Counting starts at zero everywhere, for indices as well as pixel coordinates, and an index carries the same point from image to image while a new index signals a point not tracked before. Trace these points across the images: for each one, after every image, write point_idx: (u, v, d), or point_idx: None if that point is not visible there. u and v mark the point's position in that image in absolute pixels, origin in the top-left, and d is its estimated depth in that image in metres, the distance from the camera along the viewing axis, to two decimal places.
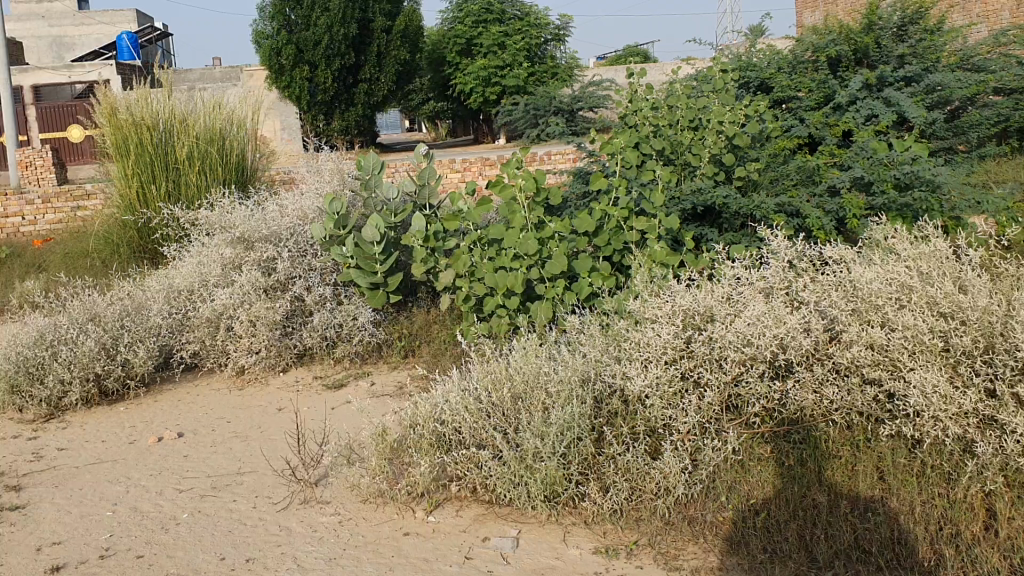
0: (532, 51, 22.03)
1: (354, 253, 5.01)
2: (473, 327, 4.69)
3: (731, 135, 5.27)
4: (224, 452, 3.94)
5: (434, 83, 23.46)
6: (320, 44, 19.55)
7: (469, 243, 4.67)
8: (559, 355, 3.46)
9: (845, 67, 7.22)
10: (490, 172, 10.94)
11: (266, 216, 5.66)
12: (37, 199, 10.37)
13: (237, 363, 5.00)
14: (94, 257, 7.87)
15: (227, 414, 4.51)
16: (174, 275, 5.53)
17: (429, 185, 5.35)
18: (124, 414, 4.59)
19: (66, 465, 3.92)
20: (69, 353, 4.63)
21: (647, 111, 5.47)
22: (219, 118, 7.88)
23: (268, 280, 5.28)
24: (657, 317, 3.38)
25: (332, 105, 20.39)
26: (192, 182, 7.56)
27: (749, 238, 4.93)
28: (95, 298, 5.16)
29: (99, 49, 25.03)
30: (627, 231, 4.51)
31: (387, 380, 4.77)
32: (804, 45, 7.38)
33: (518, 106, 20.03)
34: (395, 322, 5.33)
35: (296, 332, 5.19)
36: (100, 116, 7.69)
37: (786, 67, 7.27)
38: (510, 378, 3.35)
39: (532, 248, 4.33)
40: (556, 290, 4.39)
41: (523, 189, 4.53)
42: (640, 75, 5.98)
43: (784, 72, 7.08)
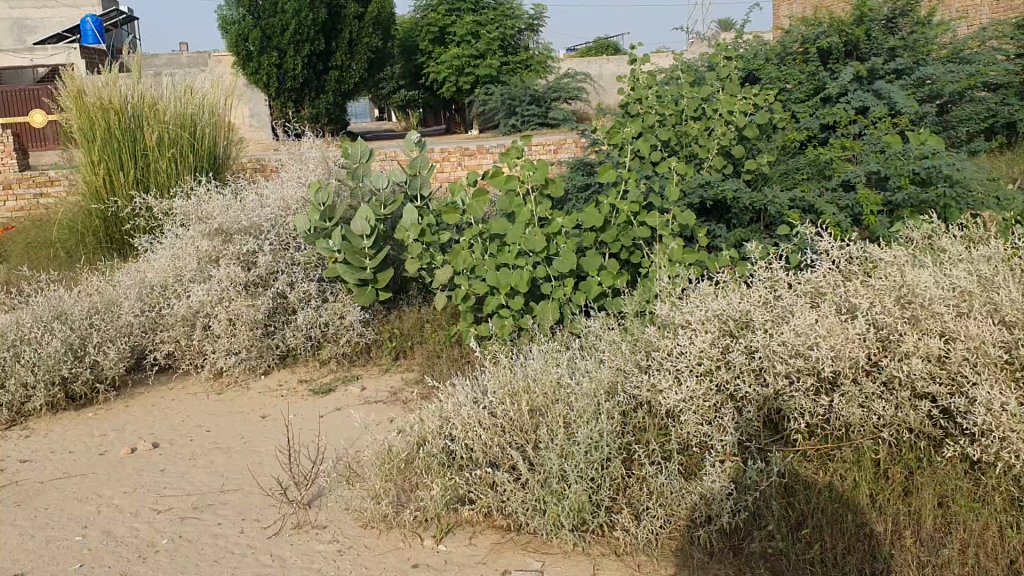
0: (507, 41, 21.68)
1: (343, 247, 4.67)
2: (471, 329, 4.37)
3: (741, 126, 5.00)
4: (204, 466, 3.61)
5: (407, 71, 23.05)
6: (288, 30, 19.00)
7: (470, 238, 4.35)
8: (578, 363, 3.16)
9: (835, 60, 6.71)
10: (469, 162, 10.61)
11: (246, 207, 5.30)
12: None
13: (216, 364, 4.65)
14: (59, 247, 7.46)
15: (206, 422, 4.17)
16: (146, 269, 5.16)
17: (422, 175, 5.05)
18: (93, 421, 4.23)
19: (30, 479, 3.56)
20: (32, 354, 4.26)
21: (652, 100, 5.23)
22: (190, 105, 7.49)
23: (248, 275, 4.92)
24: (689, 323, 3.10)
25: (302, 93, 19.92)
26: (162, 169, 7.17)
27: (761, 236, 4.66)
28: (60, 294, 4.77)
29: (62, 32, 24.33)
30: (638, 227, 4.19)
31: (379, 384, 4.45)
32: (794, 35, 7.05)
33: (494, 96, 19.68)
34: (385, 320, 5.00)
35: (278, 331, 4.84)
36: (64, 99, 7.27)
37: (775, 59, 6.94)
38: (527, 389, 3.05)
39: (540, 244, 4.02)
40: (563, 290, 4.08)
41: (530, 182, 4.23)
42: (642, 62, 5.69)
43: (774, 64, 6.88)
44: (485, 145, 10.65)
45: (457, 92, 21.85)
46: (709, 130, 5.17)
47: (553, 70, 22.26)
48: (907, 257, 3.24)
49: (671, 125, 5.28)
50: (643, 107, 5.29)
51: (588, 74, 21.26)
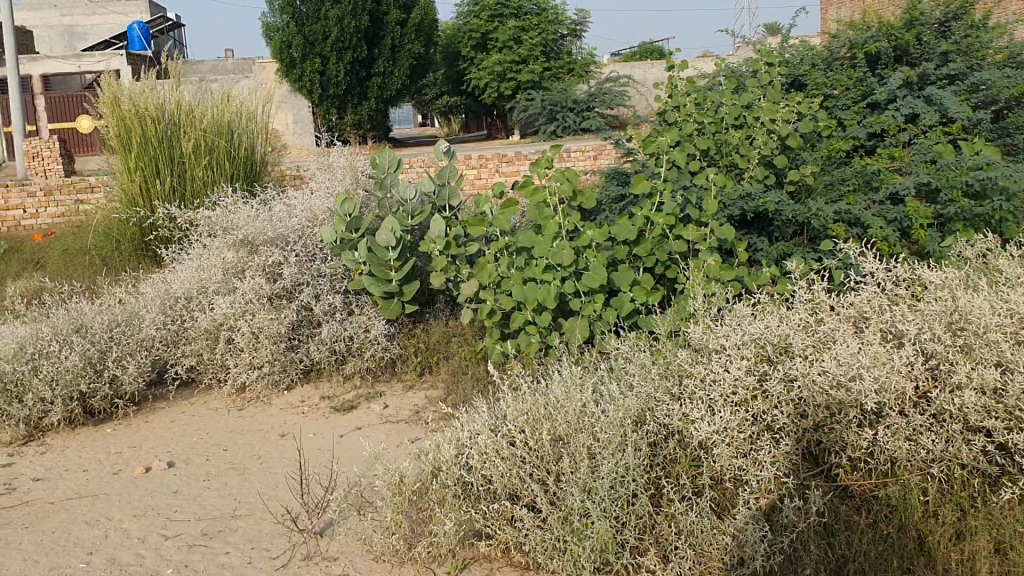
0: (549, 46, 21.51)
1: (368, 259, 4.53)
2: (497, 346, 4.20)
3: (783, 136, 4.79)
4: (217, 489, 3.48)
5: (449, 77, 22.98)
6: (330, 37, 19.05)
7: (496, 251, 4.19)
8: (606, 388, 2.98)
9: (883, 65, 6.40)
10: (507, 169, 10.48)
11: (273, 217, 5.19)
12: (39, 191, 9.95)
13: (237, 379, 4.53)
14: (94, 253, 7.43)
15: (225, 440, 4.05)
16: (171, 280, 5.07)
17: (450, 185, 4.92)
18: (110, 437, 4.14)
19: (40, 499, 3.47)
20: (51, 369, 4.18)
21: (690, 108, 5.04)
22: (227, 111, 7.40)
23: (272, 288, 4.80)
24: (723, 348, 2.91)
25: (344, 99, 19.94)
26: (198, 177, 7.09)
27: (805, 250, 4.45)
28: (83, 306, 4.70)
29: (110, 38, 24.66)
30: (673, 241, 4.01)
31: (403, 402, 4.31)
32: (840, 41, 6.80)
33: (535, 103, 19.53)
34: (411, 334, 4.85)
35: (302, 345, 4.71)
36: (102, 107, 7.23)
37: (821, 65, 6.70)
38: (549, 415, 2.87)
39: (568, 258, 3.85)
40: (593, 306, 3.90)
41: (559, 194, 4.07)
42: (681, 68, 5.49)
43: (820, 70, 6.63)
44: (523, 152, 10.53)
45: (498, 98, 21.70)
46: (750, 139, 4.96)
47: (596, 75, 22.04)
48: (961, 279, 3.02)
49: (710, 134, 5.07)
50: (681, 115, 5.09)
51: (631, 79, 21.01)
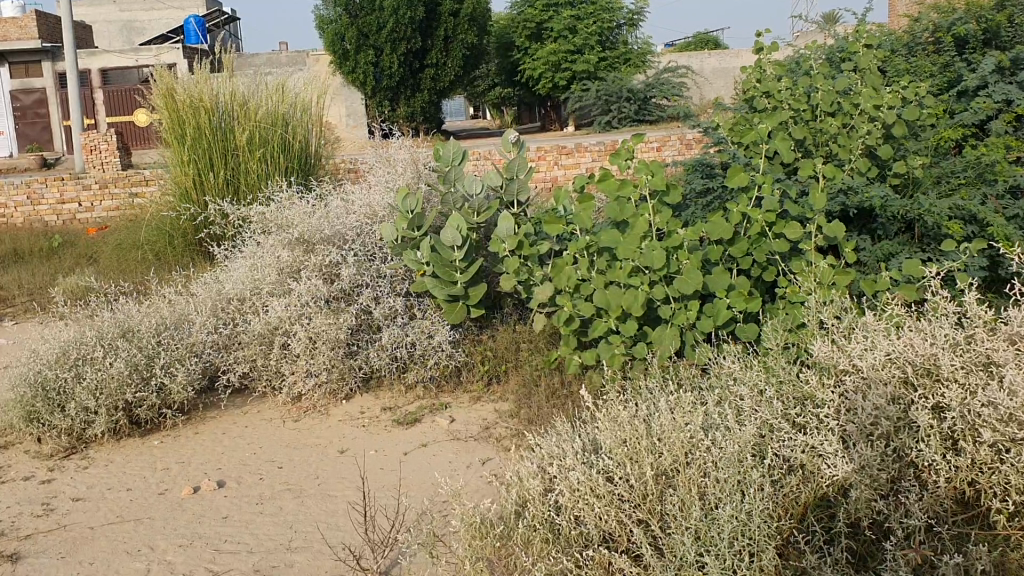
0: (605, 35, 21.01)
1: (431, 259, 4.17)
2: (574, 356, 3.83)
3: (889, 124, 4.32)
4: (271, 515, 3.15)
5: (502, 68, 22.58)
6: (385, 27, 18.78)
7: (575, 252, 3.80)
8: (715, 415, 2.60)
9: (975, 48, 5.88)
10: (567, 162, 10.11)
11: (330, 213, 4.85)
12: (93, 185, 9.76)
13: (293, 388, 4.21)
14: (147, 248, 7.20)
15: (279, 456, 3.72)
16: (223, 280, 4.76)
17: (519, 179, 4.53)
18: (157, 451, 3.84)
19: (79, 524, 3.17)
20: (95, 377, 3.90)
21: (782, 94, 4.59)
22: (282, 103, 7.08)
23: (330, 289, 4.46)
24: (857, 369, 2.53)
25: (397, 91, 19.63)
26: (252, 170, 6.79)
27: (913, 249, 4.02)
28: (130, 309, 4.42)
29: (166, 33, 24.71)
30: (774, 241, 3.59)
31: (471, 416, 3.94)
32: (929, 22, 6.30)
33: (590, 93, 19.09)
34: (477, 340, 4.47)
35: (362, 351, 4.36)
36: (155, 97, 6.99)
37: (910, 48, 6.20)
38: (651, 448, 2.48)
39: (659, 260, 3.46)
40: (685, 314, 3.51)
41: (648, 188, 3.68)
42: (770, 51, 4.99)
43: (910, 53, 6.14)
44: (583, 143, 10.16)
45: (553, 89, 21.25)
46: (849, 128, 4.51)
47: (653, 65, 21.47)
48: None
49: (804, 122, 4.62)
50: (773, 102, 4.65)
51: (688, 69, 20.42)
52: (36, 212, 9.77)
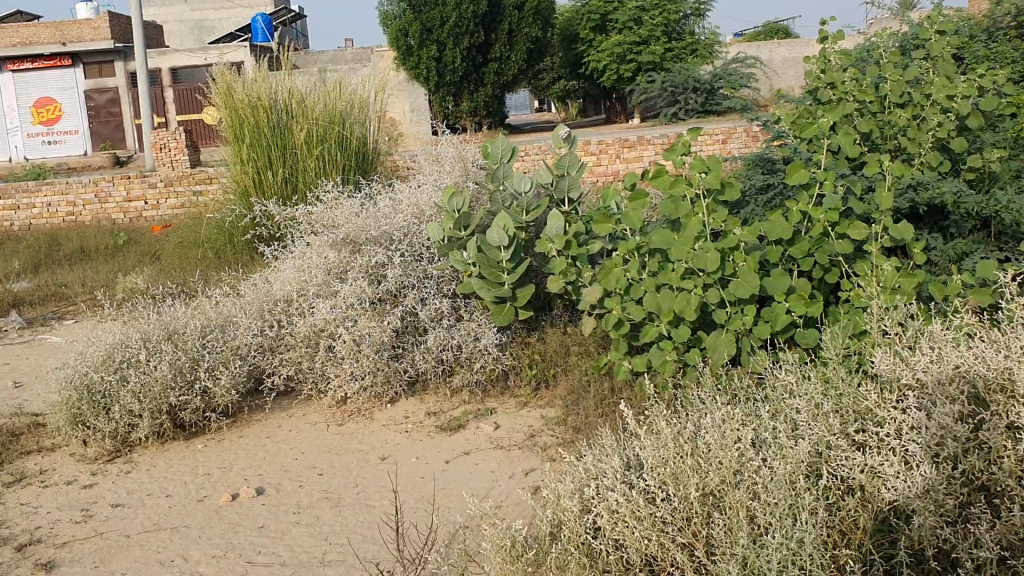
0: (671, 26, 20.65)
1: (477, 259, 4.06)
2: (624, 362, 3.67)
3: (963, 115, 4.06)
4: (307, 525, 3.06)
5: (566, 61, 22.36)
6: (448, 22, 18.74)
7: (625, 253, 3.64)
8: (769, 431, 2.43)
9: None
10: (629, 155, 9.89)
11: (378, 213, 4.76)
12: (160, 182, 9.81)
13: (338, 392, 4.13)
14: (207, 247, 7.22)
15: (320, 462, 3.65)
16: (272, 281, 4.71)
17: (570, 175, 4.37)
18: (200, 455, 3.79)
19: (117, 531, 3.13)
20: (139, 380, 3.87)
21: (846, 84, 4.36)
22: (339, 101, 7.00)
23: (376, 290, 4.37)
24: (923, 382, 2.33)
25: (460, 86, 19.58)
26: (309, 169, 6.73)
27: (989, 248, 3.78)
28: (177, 311, 4.39)
29: (234, 32, 25.05)
30: (836, 240, 3.39)
31: (517, 423, 3.82)
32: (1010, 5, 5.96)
33: (655, 85, 18.78)
34: (526, 343, 4.33)
35: (408, 354, 4.26)
36: (216, 96, 7.00)
37: (989, 33, 5.87)
38: (697, 468, 2.32)
39: (713, 263, 3.29)
40: (741, 319, 3.33)
41: (703, 186, 3.50)
42: (835, 39, 4.75)
43: (989, 39, 5.81)
44: (646, 136, 9.94)
45: (617, 81, 20.95)
46: (920, 119, 4.26)
47: (720, 55, 21.02)
48: None
49: (871, 114, 4.38)
50: (837, 93, 4.42)
51: (756, 60, 19.96)
52: (104, 210, 9.89)
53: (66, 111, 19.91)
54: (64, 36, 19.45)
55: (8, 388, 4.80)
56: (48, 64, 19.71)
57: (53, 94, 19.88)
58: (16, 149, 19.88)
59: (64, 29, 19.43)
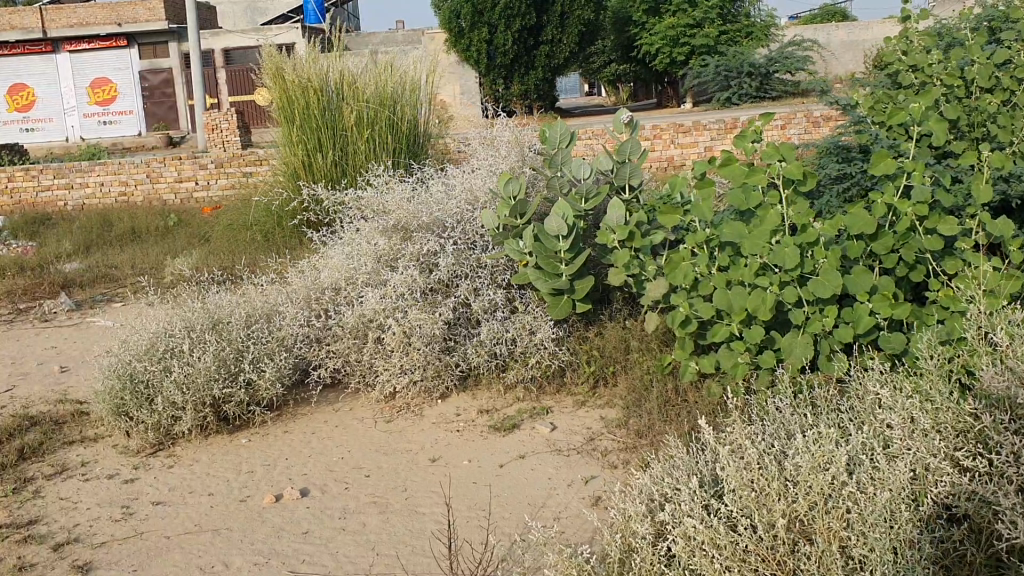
0: (727, 8, 20.07)
1: (534, 248, 3.84)
2: (691, 362, 3.44)
3: None
4: (353, 532, 2.90)
5: (618, 44, 21.90)
6: (499, 4, 18.46)
7: (693, 246, 3.39)
8: (863, 451, 2.21)
9: None
10: (684, 141, 9.59)
11: (430, 199, 4.57)
12: (210, 163, 9.74)
13: (386, 386, 3.96)
14: (255, 230, 7.09)
15: (367, 461, 3.48)
16: (320, 269, 4.55)
17: (631, 162, 4.12)
18: (244, 450, 3.66)
19: (156, 531, 3.00)
20: (182, 371, 3.74)
21: (931, 66, 4.05)
22: (390, 81, 6.77)
23: (427, 280, 4.18)
24: None
25: (511, 69, 19.28)
26: (359, 152, 6.55)
27: None
28: (221, 299, 4.25)
29: (287, 14, 25.05)
30: (925, 236, 3.12)
31: (574, 425, 3.62)
32: None
33: (708, 69, 18.31)
34: (583, 337, 4.12)
35: (460, 347, 4.07)
36: (265, 77, 6.84)
37: None
38: (783, 492, 2.12)
39: (791, 259, 3.05)
40: (821, 321, 3.09)
41: (781, 175, 3.24)
42: (918, 18, 4.42)
43: None
44: (702, 121, 9.61)
45: (671, 65, 20.48)
46: (1012, 105, 3.93)
47: (777, 39, 20.45)
48: None
49: (957, 100, 4.06)
50: (920, 77, 4.10)
51: (814, 43, 19.35)
52: (155, 191, 9.83)
53: (122, 92, 20.02)
54: (120, 18, 19.54)
55: (53, 373, 4.71)
56: (104, 45, 19.82)
57: (109, 74, 20.00)
58: (72, 129, 20.06)
59: (119, 10, 19.49)
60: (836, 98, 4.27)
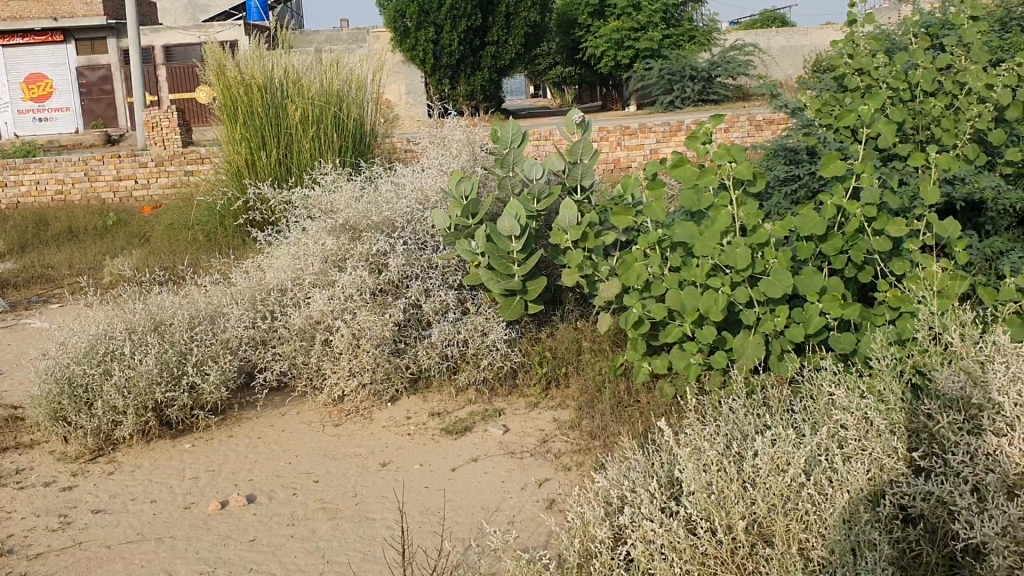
0: (671, 12, 20.22)
1: (486, 249, 3.80)
2: (643, 363, 3.42)
3: (1003, 105, 3.80)
4: (302, 539, 2.83)
5: (563, 46, 21.94)
6: (445, 4, 18.37)
7: (645, 246, 3.37)
8: (819, 453, 2.22)
9: None
10: (631, 143, 9.61)
11: (379, 198, 4.50)
12: (150, 161, 9.52)
13: (334, 389, 3.88)
14: (198, 229, 6.93)
15: (316, 466, 3.40)
16: (265, 269, 4.46)
17: (583, 163, 4.11)
18: (188, 455, 3.55)
19: (96, 541, 2.89)
20: (123, 375, 3.62)
21: (878, 70, 4.08)
22: (335, 79, 6.66)
23: (376, 280, 4.11)
24: (1001, 406, 2.12)
25: (457, 69, 19.19)
26: (304, 150, 6.43)
27: None
28: (163, 300, 4.13)
29: (229, 11, 24.68)
30: (874, 237, 3.15)
31: (527, 427, 3.59)
32: None
33: (652, 72, 18.44)
34: (535, 339, 4.08)
35: (410, 349, 4.01)
36: (208, 73, 6.68)
37: (999, 25, 5.79)
38: (742, 493, 2.13)
39: (744, 260, 3.04)
40: (772, 321, 3.09)
41: (732, 175, 3.24)
42: (863, 22, 4.45)
43: (1007, 31, 5.64)
44: (648, 123, 9.65)
45: (615, 68, 20.58)
46: (955, 108, 3.98)
47: (719, 43, 20.67)
48: None
49: (903, 103, 4.10)
50: (867, 80, 4.13)
51: (756, 47, 19.58)
52: (93, 189, 9.57)
53: (58, 88, 19.49)
54: (55, 12, 19.03)
55: None
56: (39, 41, 19.17)
57: (43, 70, 19.42)
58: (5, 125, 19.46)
59: (55, 4, 18.98)
60: (785, 100, 4.28)
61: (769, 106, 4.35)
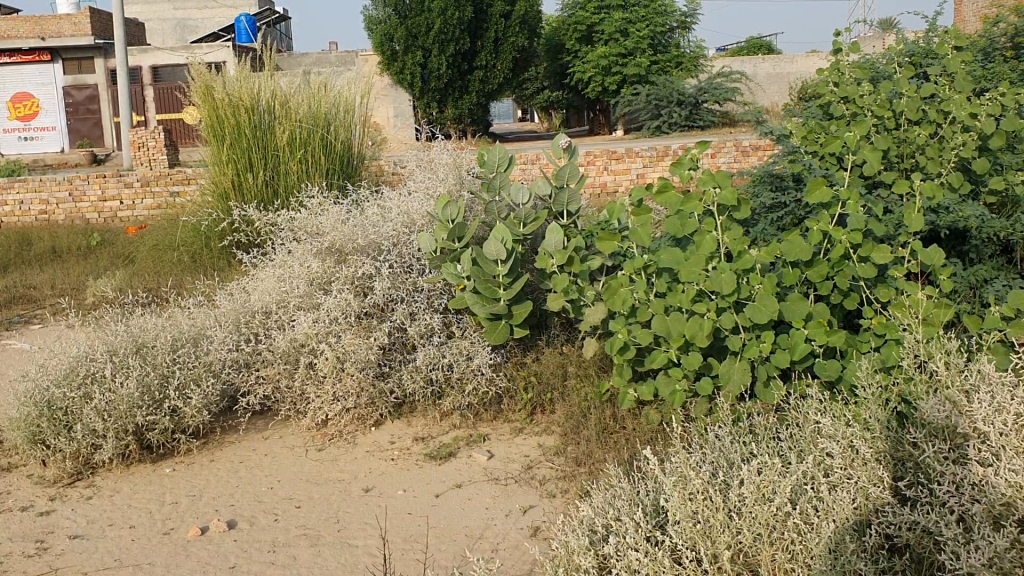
0: (658, 38, 20.32)
1: (471, 272, 3.78)
2: (629, 390, 3.40)
3: (986, 134, 3.81)
4: (283, 567, 2.79)
5: (551, 71, 22.03)
6: (433, 28, 18.42)
7: (631, 272, 3.35)
8: (807, 482, 2.22)
9: None
10: (617, 167, 9.65)
11: (366, 222, 4.48)
12: (136, 182, 9.46)
13: (318, 413, 3.85)
14: (182, 250, 6.89)
15: (298, 491, 3.37)
16: (250, 293, 4.42)
17: (569, 188, 4.12)
18: (168, 479, 3.52)
19: (73, 568, 2.85)
20: (104, 399, 3.58)
21: (863, 98, 4.09)
22: (323, 101, 6.66)
23: (361, 304, 4.08)
24: (985, 437, 2.12)
25: (445, 93, 19.23)
26: (292, 172, 6.42)
27: (1010, 274, 3.47)
28: (147, 322, 4.09)
29: (218, 32, 24.70)
30: (859, 264, 3.14)
31: (512, 453, 3.56)
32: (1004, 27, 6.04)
33: (638, 98, 18.51)
34: (521, 363, 4.06)
35: (394, 373, 3.99)
36: (194, 95, 6.65)
37: (983, 55, 5.84)
38: (728, 522, 2.13)
39: (729, 285, 3.03)
40: (758, 347, 3.08)
41: (716, 201, 3.24)
42: (849, 51, 4.46)
43: (988, 60, 5.69)
44: (635, 148, 9.68)
45: (603, 93, 20.64)
46: (939, 137, 4.00)
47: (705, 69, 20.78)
48: None
49: (887, 131, 4.11)
50: (852, 107, 4.14)
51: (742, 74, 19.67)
52: (78, 209, 9.51)
53: (44, 107, 19.42)
54: (43, 31, 19.05)
55: None
56: (26, 59, 19.25)
57: (29, 89, 19.40)
58: None
59: (43, 23, 18.97)
60: (770, 127, 4.29)
61: (755, 133, 4.35)
